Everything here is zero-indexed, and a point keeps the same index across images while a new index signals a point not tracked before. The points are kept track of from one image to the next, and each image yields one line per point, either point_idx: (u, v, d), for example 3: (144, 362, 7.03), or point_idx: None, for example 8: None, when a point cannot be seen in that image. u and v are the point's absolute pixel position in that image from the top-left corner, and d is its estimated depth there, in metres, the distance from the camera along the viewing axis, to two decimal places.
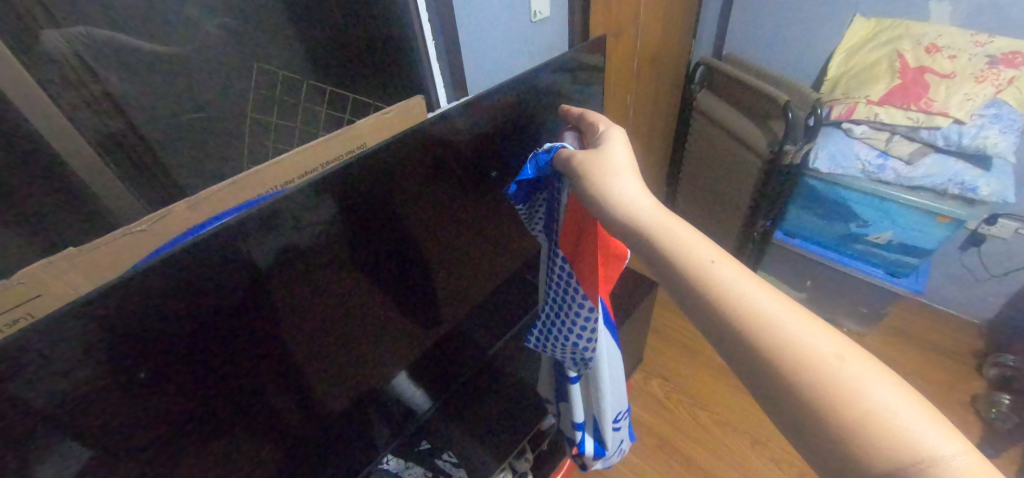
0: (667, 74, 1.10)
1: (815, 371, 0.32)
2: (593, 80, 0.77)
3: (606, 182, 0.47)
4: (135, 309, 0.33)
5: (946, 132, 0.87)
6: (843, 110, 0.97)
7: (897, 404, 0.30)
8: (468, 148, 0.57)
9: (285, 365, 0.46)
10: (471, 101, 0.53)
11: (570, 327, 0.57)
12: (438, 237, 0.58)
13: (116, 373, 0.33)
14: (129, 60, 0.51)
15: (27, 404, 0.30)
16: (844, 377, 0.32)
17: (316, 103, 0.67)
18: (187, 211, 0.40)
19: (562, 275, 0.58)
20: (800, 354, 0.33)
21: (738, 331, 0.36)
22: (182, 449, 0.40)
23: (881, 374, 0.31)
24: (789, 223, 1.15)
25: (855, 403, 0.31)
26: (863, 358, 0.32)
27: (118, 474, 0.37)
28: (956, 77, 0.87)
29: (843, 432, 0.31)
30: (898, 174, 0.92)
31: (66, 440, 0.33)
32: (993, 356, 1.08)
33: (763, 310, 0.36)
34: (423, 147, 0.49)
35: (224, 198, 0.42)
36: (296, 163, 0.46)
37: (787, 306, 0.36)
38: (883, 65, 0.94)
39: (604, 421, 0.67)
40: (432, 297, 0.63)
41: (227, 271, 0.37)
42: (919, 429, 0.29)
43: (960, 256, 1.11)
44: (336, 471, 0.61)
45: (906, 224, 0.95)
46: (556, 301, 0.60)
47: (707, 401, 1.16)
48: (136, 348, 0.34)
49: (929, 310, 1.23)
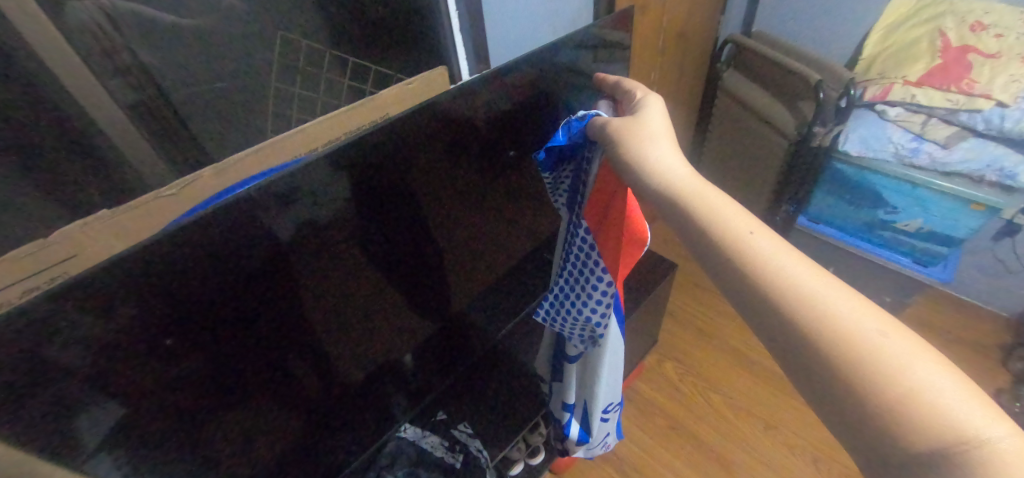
0: (693, 51, 1.08)
1: (846, 339, 0.29)
2: (615, 57, 0.78)
3: (633, 141, 0.46)
4: (159, 269, 0.36)
5: (986, 115, 0.83)
6: (877, 91, 0.94)
7: (938, 378, 0.27)
8: (485, 124, 0.60)
9: (309, 315, 0.51)
10: (492, 75, 0.57)
11: (583, 301, 0.56)
12: (449, 209, 0.62)
13: (147, 327, 0.37)
14: (152, 29, 0.57)
15: (64, 358, 0.34)
16: (881, 348, 0.28)
17: (339, 76, 0.72)
18: (213, 178, 0.46)
19: (583, 247, 0.55)
20: (828, 318, 0.30)
21: (761, 293, 0.34)
22: (207, 392, 0.45)
23: (926, 353, 0.28)
24: (814, 208, 1.13)
25: (891, 375, 0.27)
26: (907, 335, 0.29)
27: (150, 414, 0.41)
28: (1002, 58, 0.83)
29: (880, 405, 0.28)
30: (932, 159, 0.88)
31: (99, 388, 0.37)
32: (1021, 349, 1.05)
33: (790, 273, 0.33)
34: (435, 122, 0.53)
35: (250, 164, 0.48)
36: (316, 134, 0.52)
37: (826, 280, 0.32)
38: (923, 44, 0.91)
39: (595, 408, 0.68)
40: (447, 262, 0.67)
41: (249, 235, 0.40)
42: (958, 407, 0.26)
43: (992, 247, 1.07)
44: (349, 428, 0.67)
45: (937, 211, 0.92)
46: (571, 273, 0.58)
47: (720, 384, 1.07)
48: (162, 302, 0.37)
49: (956, 302, 1.19)
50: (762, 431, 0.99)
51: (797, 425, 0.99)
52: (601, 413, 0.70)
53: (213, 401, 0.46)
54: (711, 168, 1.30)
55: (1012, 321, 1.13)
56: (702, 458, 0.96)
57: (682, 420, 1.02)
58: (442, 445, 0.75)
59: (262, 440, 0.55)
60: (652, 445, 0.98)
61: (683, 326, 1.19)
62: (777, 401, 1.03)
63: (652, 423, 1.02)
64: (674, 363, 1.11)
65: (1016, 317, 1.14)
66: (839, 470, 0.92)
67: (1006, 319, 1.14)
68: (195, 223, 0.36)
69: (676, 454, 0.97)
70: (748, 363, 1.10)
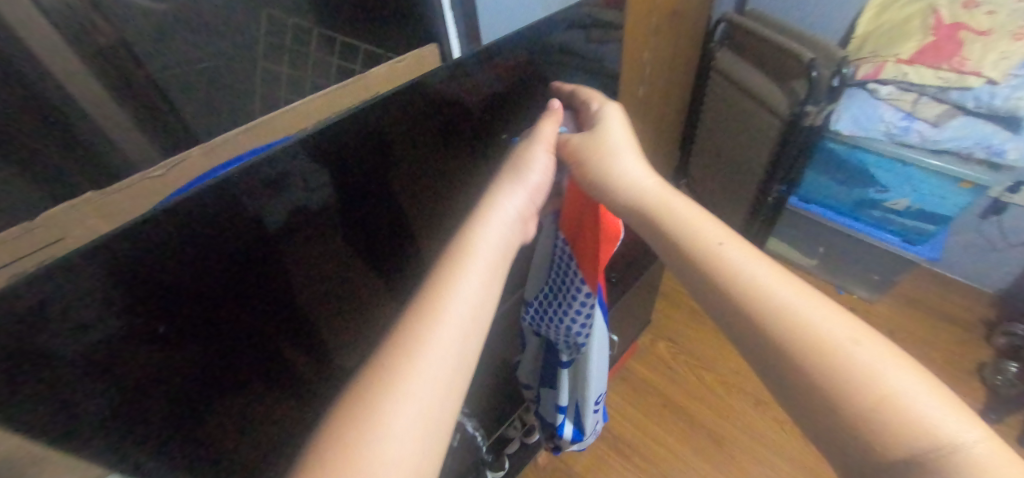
0: (687, 31, 1.08)
1: (822, 348, 0.30)
2: (607, 39, 0.78)
3: (597, 155, 0.45)
4: (148, 258, 0.34)
5: (976, 93, 0.84)
6: (871, 69, 0.93)
7: (910, 385, 0.28)
8: (476, 107, 0.60)
9: (302, 301, 0.51)
10: (486, 56, 0.57)
11: (567, 310, 0.57)
12: (428, 201, 0.62)
13: (139, 324, 0.35)
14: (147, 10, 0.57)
15: (56, 357, 0.31)
16: (855, 356, 0.29)
17: (327, 54, 0.70)
18: (201, 159, 0.45)
19: (562, 257, 0.56)
20: (800, 328, 0.31)
21: (737, 304, 0.34)
22: (198, 393, 0.43)
23: (896, 359, 0.29)
24: (806, 186, 1.13)
25: (864, 382, 0.28)
26: (878, 342, 0.30)
27: (143, 421, 0.39)
28: (993, 35, 0.84)
29: (860, 414, 0.28)
30: (922, 137, 0.88)
31: (95, 387, 0.34)
32: (1005, 325, 1.07)
33: (763, 281, 0.34)
34: (423, 105, 0.52)
35: (240, 143, 0.47)
36: (303, 115, 0.51)
37: (796, 289, 0.33)
38: (915, 22, 0.91)
39: (587, 405, 0.68)
40: (431, 251, 0.67)
41: (234, 225, 0.39)
42: (933, 414, 0.27)
43: (979, 225, 1.09)
44: None
45: (926, 189, 0.93)
46: (554, 284, 0.59)
47: (713, 363, 1.08)
48: (150, 295, 0.35)
49: (942, 280, 1.22)
50: (754, 408, 1.01)
51: None
52: (593, 408, 0.71)
53: (204, 402, 0.44)
54: (705, 150, 1.29)
55: (996, 298, 1.16)
56: (694, 435, 0.98)
57: (676, 397, 1.03)
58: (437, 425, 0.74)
59: (254, 442, 0.54)
60: (645, 422, 1.00)
61: (676, 307, 1.20)
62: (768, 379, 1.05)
63: (647, 401, 1.03)
64: (667, 344, 1.13)
65: (999, 294, 1.16)
66: None
67: (990, 297, 1.17)
68: (191, 202, 0.35)
69: (669, 430, 0.99)
70: None
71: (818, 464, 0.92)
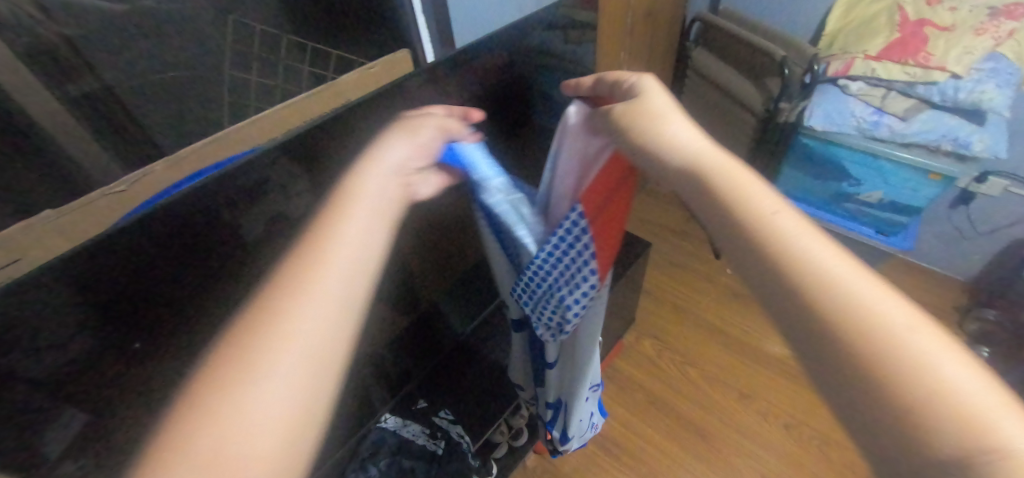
0: (663, 31, 1.09)
1: (854, 320, 0.23)
2: (585, 39, 0.79)
3: (644, 114, 0.37)
4: (111, 276, 0.32)
5: (941, 87, 0.86)
6: (840, 66, 0.94)
7: (970, 379, 0.21)
8: (458, 110, 0.61)
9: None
10: (462, 58, 0.57)
11: (565, 293, 0.46)
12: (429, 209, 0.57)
13: (103, 345, 0.34)
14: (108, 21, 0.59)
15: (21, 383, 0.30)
16: (904, 339, 0.22)
17: (300, 61, 0.68)
18: (166, 172, 0.44)
19: (571, 232, 0.43)
20: (845, 295, 0.24)
21: (766, 263, 0.27)
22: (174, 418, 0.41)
23: (952, 350, 0.22)
24: (781, 185, 1.15)
25: (909, 367, 0.21)
26: (936, 330, 0.23)
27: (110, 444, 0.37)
28: (956, 30, 0.86)
29: (893, 406, 0.21)
30: (892, 131, 0.90)
31: (62, 410, 0.33)
32: (976, 310, 1.11)
33: (806, 245, 0.26)
34: (403, 106, 0.52)
35: (205, 155, 0.46)
36: (274, 123, 0.50)
37: (846, 258, 0.26)
38: (882, 19, 0.92)
39: (576, 404, 0.65)
40: (434, 258, 0.62)
41: (205, 237, 0.37)
42: (991, 412, 0.20)
43: (948, 215, 1.14)
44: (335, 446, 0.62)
45: (898, 181, 0.96)
46: (552, 265, 0.47)
47: (697, 358, 1.10)
48: (116, 314, 0.34)
49: (917, 269, 1.25)
50: (737, 401, 1.02)
51: (766, 393, 1.03)
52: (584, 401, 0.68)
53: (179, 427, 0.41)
54: None
55: (967, 285, 1.19)
56: (680, 430, 0.99)
57: (661, 394, 1.04)
58: (424, 433, 0.73)
59: None
60: (631, 420, 1.01)
61: (661, 304, 1.21)
62: (750, 372, 1.06)
63: (633, 398, 1.04)
64: (652, 340, 1.14)
65: (970, 280, 1.20)
66: (809, 432, 0.97)
67: (962, 284, 1.20)
68: (152, 212, 0.33)
69: (654, 426, 1.00)
70: (723, 336, 1.13)
71: (800, 454, 0.94)
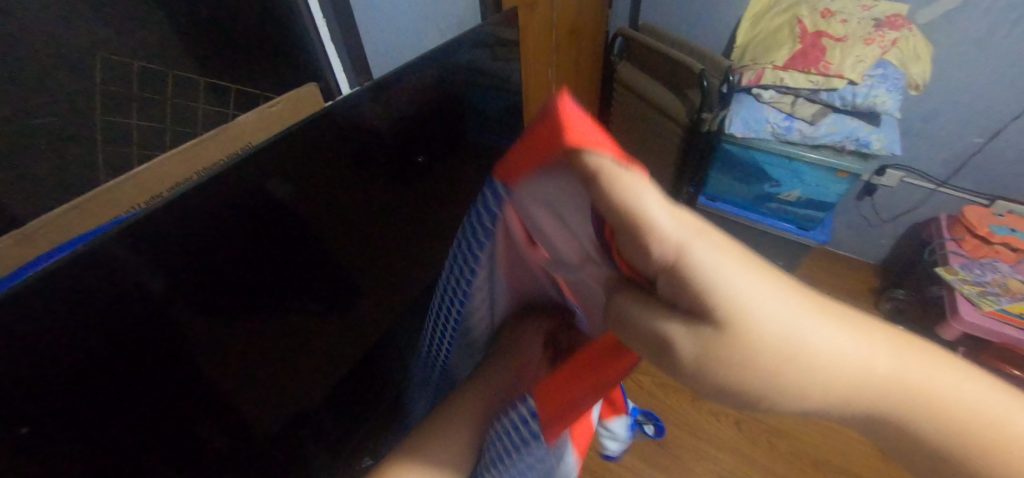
0: (589, 47, 1.11)
1: (875, 401, 0.24)
2: (514, 56, 0.79)
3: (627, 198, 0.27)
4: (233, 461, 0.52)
5: (841, 93, 0.93)
6: (752, 76, 0.99)
7: (955, 379, 0.23)
8: (393, 136, 0.60)
9: (241, 305, 0.45)
10: (384, 83, 0.56)
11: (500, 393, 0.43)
12: (355, 238, 0.57)
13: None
14: None
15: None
16: (910, 397, 0.23)
17: (191, 100, 0.59)
18: (16, 247, 0.37)
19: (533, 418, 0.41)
20: (867, 386, 0.23)
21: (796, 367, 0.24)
22: None
23: (935, 362, 0.24)
24: (711, 187, 1.20)
25: (909, 412, 0.23)
26: (914, 347, 0.24)
27: None
28: (848, 41, 0.93)
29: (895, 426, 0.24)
30: (803, 135, 0.98)
31: None
32: (888, 291, 1.23)
33: (835, 347, 0.24)
34: (335, 129, 0.51)
35: (74, 223, 0.40)
36: (158, 175, 0.44)
37: (870, 338, 0.24)
38: (785, 31, 0.99)
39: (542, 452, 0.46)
40: (361, 254, 0.59)
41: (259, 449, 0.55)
42: (956, 392, 0.23)
43: (857, 205, 1.31)
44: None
45: (812, 180, 1.04)
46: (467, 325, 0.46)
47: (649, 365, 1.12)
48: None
49: (834, 256, 1.41)
50: (689, 403, 1.06)
51: None
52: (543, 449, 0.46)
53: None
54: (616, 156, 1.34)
55: (876, 267, 1.38)
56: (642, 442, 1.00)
57: None
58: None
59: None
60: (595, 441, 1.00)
61: None
62: None
63: None
64: None
65: (878, 262, 1.38)
66: (763, 427, 1.01)
67: (872, 267, 1.38)
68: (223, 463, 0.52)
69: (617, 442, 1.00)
70: None
71: (754, 448, 0.98)
